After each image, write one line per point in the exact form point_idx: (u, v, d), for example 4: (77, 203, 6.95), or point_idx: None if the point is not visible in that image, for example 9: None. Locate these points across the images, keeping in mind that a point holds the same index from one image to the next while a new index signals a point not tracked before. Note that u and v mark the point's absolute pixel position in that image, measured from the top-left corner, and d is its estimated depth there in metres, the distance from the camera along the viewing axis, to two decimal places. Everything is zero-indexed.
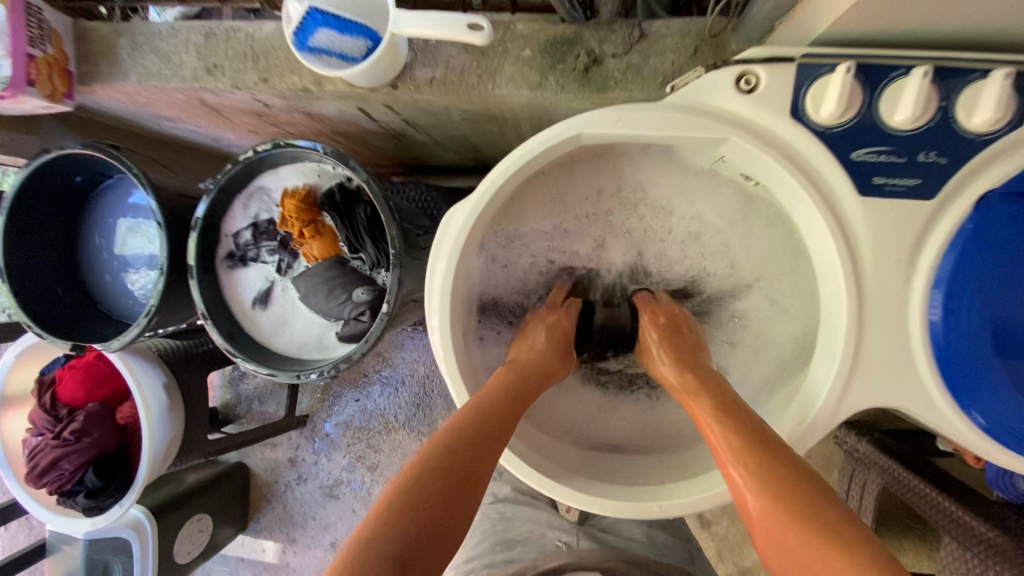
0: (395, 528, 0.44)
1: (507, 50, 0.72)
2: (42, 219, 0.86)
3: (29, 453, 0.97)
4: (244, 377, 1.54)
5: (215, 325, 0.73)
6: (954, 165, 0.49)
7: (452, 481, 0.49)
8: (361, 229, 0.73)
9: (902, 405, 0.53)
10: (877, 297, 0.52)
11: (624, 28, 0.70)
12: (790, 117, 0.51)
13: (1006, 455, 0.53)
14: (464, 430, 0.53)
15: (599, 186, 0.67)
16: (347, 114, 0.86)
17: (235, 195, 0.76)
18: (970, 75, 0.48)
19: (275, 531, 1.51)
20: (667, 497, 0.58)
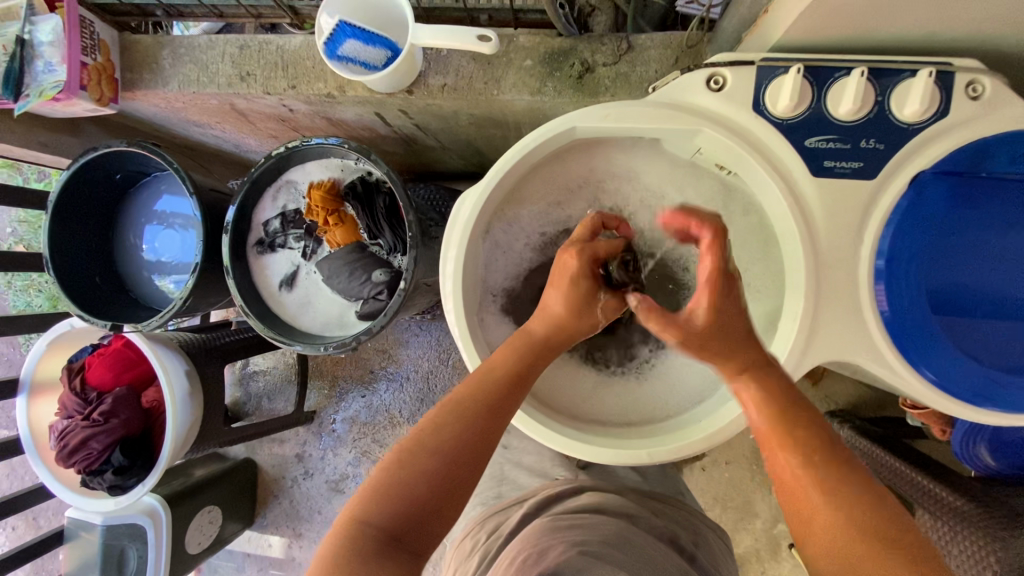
0: (388, 502, 0.51)
1: (510, 60, 0.81)
2: (83, 212, 0.94)
3: (58, 434, 1.04)
4: (253, 376, 1.54)
5: (248, 304, 0.82)
6: (891, 150, 0.58)
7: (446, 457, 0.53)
8: (380, 217, 0.84)
9: (861, 361, 0.60)
10: (832, 264, 0.60)
11: (613, 41, 0.80)
12: (752, 110, 0.61)
13: (958, 407, 0.59)
14: (452, 412, 0.55)
15: (590, 177, 0.76)
16: (365, 119, 0.95)
17: (265, 188, 0.86)
18: (900, 75, 0.58)
19: (282, 526, 1.48)
20: (654, 446, 0.67)
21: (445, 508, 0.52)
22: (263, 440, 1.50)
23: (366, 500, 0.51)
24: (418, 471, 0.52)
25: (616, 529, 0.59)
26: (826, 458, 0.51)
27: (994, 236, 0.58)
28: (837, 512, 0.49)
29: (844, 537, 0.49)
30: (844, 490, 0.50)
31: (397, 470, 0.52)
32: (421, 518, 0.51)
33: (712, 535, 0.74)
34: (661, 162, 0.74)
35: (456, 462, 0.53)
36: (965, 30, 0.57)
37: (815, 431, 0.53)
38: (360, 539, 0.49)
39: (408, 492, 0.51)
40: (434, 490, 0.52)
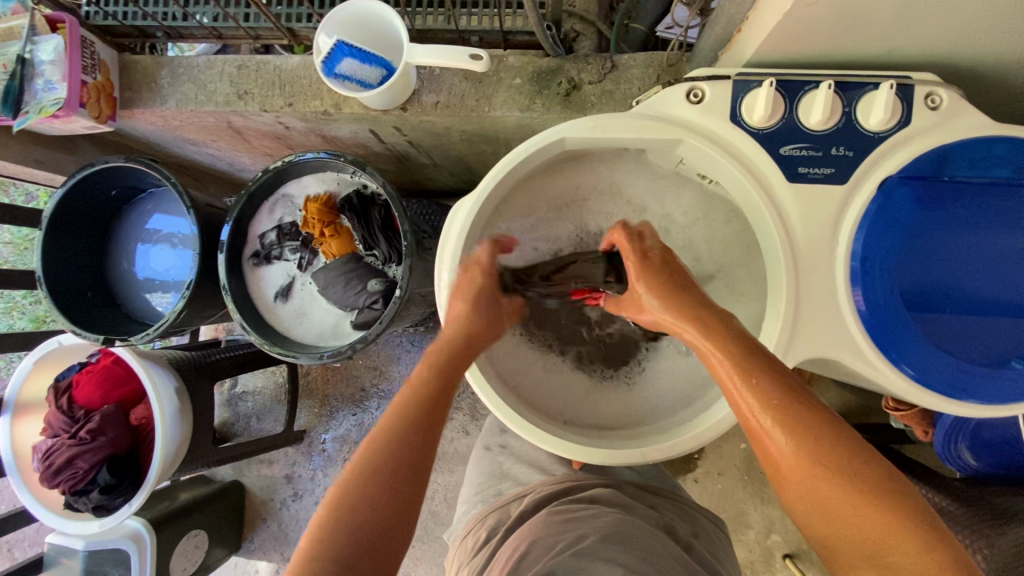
0: (338, 531, 0.50)
1: (501, 79, 0.85)
2: (76, 227, 0.95)
3: (44, 453, 1.02)
4: (242, 396, 1.52)
5: (245, 315, 0.83)
6: (860, 156, 0.62)
7: (384, 475, 0.53)
8: (376, 228, 0.86)
9: (841, 358, 0.62)
10: (809, 265, 0.63)
11: (598, 61, 0.84)
12: (730, 121, 0.65)
13: (937, 400, 0.61)
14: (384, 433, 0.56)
15: (577, 186, 0.79)
16: (360, 136, 0.98)
17: (262, 201, 0.88)
18: (864, 88, 0.62)
19: (270, 551, 1.44)
20: (647, 445, 0.69)
21: (400, 529, 0.52)
22: (251, 462, 1.47)
23: (315, 534, 0.50)
24: (362, 497, 0.52)
25: (611, 525, 0.61)
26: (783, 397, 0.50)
27: (960, 237, 0.61)
28: (802, 451, 0.47)
29: (810, 471, 0.46)
30: (805, 429, 0.47)
31: (343, 497, 0.52)
32: (373, 546, 0.50)
33: (705, 532, 0.75)
34: (645, 174, 0.78)
35: (397, 478, 0.54)
36: (921, 46, 0.62)
37: (773, 372, 0.51)
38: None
39: (355, 520, 0.51)
40: (382, 510, 0.52)
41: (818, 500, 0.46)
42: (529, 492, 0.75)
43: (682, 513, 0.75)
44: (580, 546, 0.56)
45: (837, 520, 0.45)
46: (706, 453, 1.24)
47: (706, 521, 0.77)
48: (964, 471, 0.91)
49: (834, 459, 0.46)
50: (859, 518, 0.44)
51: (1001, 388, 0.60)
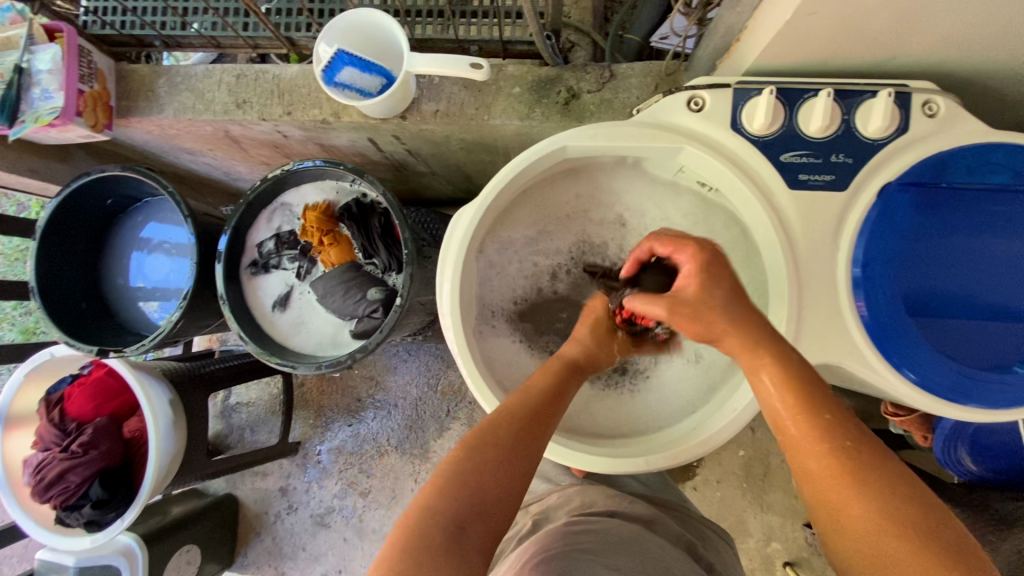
0: (455, 491, 0.49)
1: (500, 88, 0.86)
2: (70, 237, 0.94)
3: (34, 467, 1.00)
4: (236, 408, 1.50)
5: (243, 324, 0.83)
6: (859, 163, 0.63)
7: (506, 448, 0.52)
8: (376, 236, 0.86)
9: (843, 364, 0.63)
10: (811, 272, 0.63)
11: (597, 70, 0.85)
12: (730, 129, 0.65)
13: (940, 406, 0.61)
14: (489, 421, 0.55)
15: (578, 194, 0.79)
16: (358, 145, 0.98)
17: (260, 210, 0.88)
18: (863, 96, 0.63)
19: (264, 566, 1.41)
20: (651, 453, 0.69)
21: (504, 510, 0.50)
22: (245, 474, 1.45)
23: (434, 491, 0.49)
24: (484, 462, 0.51)
25: (624, 538, 0.62)
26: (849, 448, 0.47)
27: (959, 242, 0.62)
28: (869, 506, 0.44)
29: (878, 531, 0.43)
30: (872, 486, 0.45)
31: (462, 461, 0.51)
32: (489, 513, 0.49)
33: (708, 543, 0.75)
34: (645, 182, 0.78)
35: (516, 456, 0.52)
36: (917, 55, 0.63)
37: (840, 422, 0.49)
38: (422, 537, 0.46)
39: (476, 485, 0.49)
40: (498, 481, 0.50)
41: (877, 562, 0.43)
42: (535, 501, 0.82)
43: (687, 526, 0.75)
44: (594, 552, 0.56)
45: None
46: (706, 460, 1.24)
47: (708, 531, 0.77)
48: (963, 477, 0.91)
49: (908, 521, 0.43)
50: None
51: (1003, 393, 0.60)
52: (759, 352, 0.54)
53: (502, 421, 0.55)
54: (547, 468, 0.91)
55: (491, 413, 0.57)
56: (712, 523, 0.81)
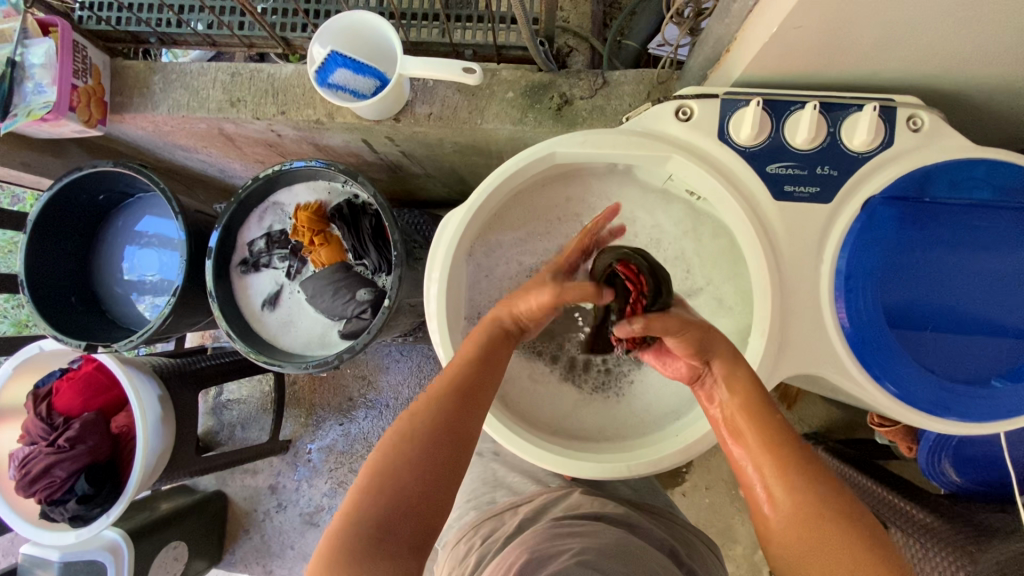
0: (377, 496, 0.50)
1: (493, 93, 0.86)
2: (61, 232, 0.94)
3: (21, 460, 1.00)
4: (227, 405, 1.50)
5: (231, 322, 0.83)
6: (844, 176, 0.63)
7: (427, 439, 0.53)
8: (366, 237, 0.85)
9: (824, 375, 0.63)
10: (795, 283, 0.64)
11: (590, 77, 0.85)
12: (717, 138, 0.66)
13: (919, 418, 0.61)
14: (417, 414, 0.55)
15: (568, 197, 0.80)
16: (352, 145, 0.99)
17: (252, 208, 0.88)
18: (849, 109, 0.64)
19: (251, 564, 1.41)
20: (633, 459, 0.69)
21: (434, 502, 0.51)
22: (235, 471, 1.45)
23: (355, 496, 0.50)
24: (404, 460, 0.52)
25: (609, 542, 0.62)
26: (791, 454, 0.51)
27: (941, 256, 0.62)
28: (804, 499, 0.49)
29: (812, 526, 0.48)
30: (806, 481, 0.50)
31: (382, 461, 0.52)
32: (414, 510, 0.50)
33: (692, 548, 0.76)
34: (635, 189, 0.79)
35: (438, 451, 0.53)
36: (902, 71, 0.63)
37: (786, 429, 0.53)
38: (345, 548, 0.47)
39: (397, 485, 0.51)
40: (423, 476, 0.51)
41: (807, 549, 0.48)
42: (523, 502, 0.81)
43: (671, 534, 0.76)
44: (585, 554, 0.58)
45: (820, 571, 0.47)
46: (694, 466, 1.24)
47: (694, 540, 0.78)
48: (947, 487, 0.92)
49: (832, 509, 0.48)
50: (835, 548, 0.47)
51: (979, 407, 0.61)
52: (733, 371, 0.57)
53: (420, 417, 0.54)
54: (534, 472, 0.92)
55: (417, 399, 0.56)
56: (700, 532, 0.82)
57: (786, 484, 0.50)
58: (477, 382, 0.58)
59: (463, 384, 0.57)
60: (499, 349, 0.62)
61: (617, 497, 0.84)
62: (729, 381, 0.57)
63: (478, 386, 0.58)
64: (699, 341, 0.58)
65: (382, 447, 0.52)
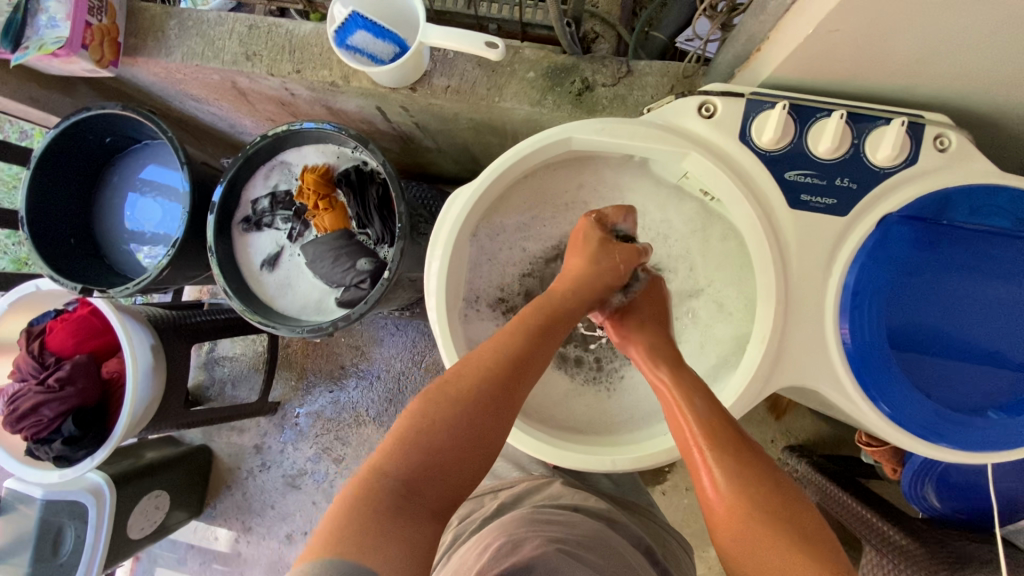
0: (408, 453, 0.50)
1: (514, 70, 0.84)
2: (65, 172, 0.93)
3: (9, 396, 1.01)
4: (219, 361, 1.51)
5: (227, 279, 0.82)
6: (863, 190, 0.62)
7: (471, 404, 0.54)
8: (372, 206, 0.84)
9: (818, 389, 0.63)
10: (800, 294, 0.63)
11: (614, 65, 0.84)
12: (738, 139, 0.64)
13: (911, 441, 0.60)
14: (456, 385, 0.55)
15: (577, 182, 0.79)
16: (365, 112, 0.97)
17: (258, 166, 0.86)
18: (876, 122, 0.62)
19: (231, 519, 1.43)
20: (619, 454, 0.69)
21: (462, 472, 0.52)
22: (222, 427, 1.46)
23: (388, 452, 0.51)
24: (443, 420, 0.52)
25: (584, 535, 0.64)
26: (737, 457, 0.55)
27: (952, 280, 0.61)
28: (743, 492, 0.53)
29: (751, 518, 0.52)
30: (746, 473, 0.54)
31: (420, 420, 0.52)
32: (443, 473, 0.51)
33: (666, 547, 0.77)
34: (647, 182, 0.78)
35: (477, 421, 0.53)
36: (935, 87, 0.61)
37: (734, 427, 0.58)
38: (374, 501, 0.47)
39: (432, 444, 0.51)
40: (458, 439, 0.52)
41: (744, 545, 0.52)
42: (504, 488, 0.83)
43: (650, 532, 0.78)
44: (564, 543, 0.61)
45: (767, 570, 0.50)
46: (677, 467, 1.25)
47: (672, 541, 0.80)
48: (926, 512, 0.92)
49: (772, 511, 0.52)
50: (772, 541, 0.51)
51: (973, 436, 0.60)
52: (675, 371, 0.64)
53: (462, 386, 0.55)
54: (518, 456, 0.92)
55: (454, 369, 0.57)
56: (677, 532, 0.82)
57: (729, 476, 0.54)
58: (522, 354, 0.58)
59: (515, 356, 0.58)
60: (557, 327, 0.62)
61: (595, 488, 0.84)
62: (672, 379, 0.63)
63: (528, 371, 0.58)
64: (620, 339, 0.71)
65: (418, 404, 0.53)
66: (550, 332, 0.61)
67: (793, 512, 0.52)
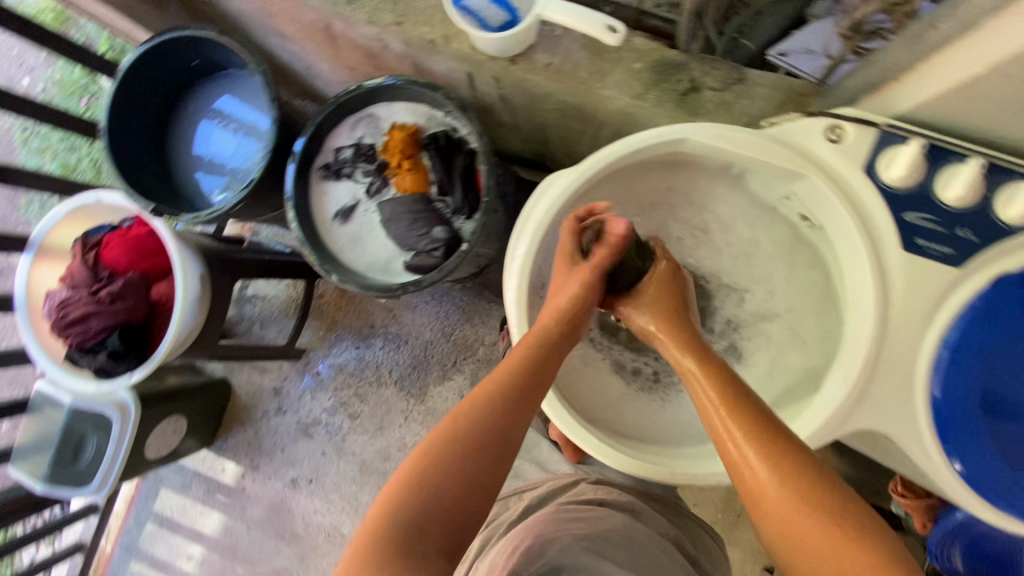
0: (415, 497, 0.50)
1: (620, 59, 0.81)
2: (149, 89, 0.93)
3: (59, 302, 1.01)
4: (250, 300, 1.51)
5: (302, 224, 0.82)
6: (984, 245, 0.59)
7: (474, 442, 0.53)
8: (456, 174, 0.83)
9: (893, 436, 0.62)
10: (895, 339, 0.61)
11: (726, 69, 0.80)
12: (862, 170, 0.62)
13: (982, 507, 0.59)
14: (460, 425, 0.54)
15: (670, 184, 0.77)
16: (453, 76, 0.94)
17: (348, 115, 0.85)
18: (1012, 175, 0.58)
19: (240, 455, 1.45)
20: (677, 467, 0.68)
21: (470, 513, 0.51)
22: (244, 365, 1.47)
23: (393, 496, 0.51)
24: (447, 462, 0.51)
25: (612, 529, 0.66)
26: (776, 449, 0.52)
27: None
28: (787, 483, 0.50)
29: (794, 511, 0.49)
30: (791, 467, 0.51)
31: (425, 461, 0.52)
32: (449, 517, 0.50)
33: (698, 540, 0.79)
34: (742, 198, 0.76)
35: (481, 460, 0.52)
36: None
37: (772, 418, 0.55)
38: (381, 544, 0.48)
39: (439, 488, 0.50)
40: (460, 482, 0.51)
41: (789, 538, 0.49)
42: (528, 488, 0.84)
43: (683, 523, 0.80)
44: (586, 539, 0.63)
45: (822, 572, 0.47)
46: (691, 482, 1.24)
47: (703, 532, 0.81)
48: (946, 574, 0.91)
49: (820, 505, 0.49)
50: (819, 537, 0.48)
51: None
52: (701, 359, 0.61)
53: (467, 425, 0.54)
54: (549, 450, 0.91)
55: (456, 408, 0.56)
56: (704, 520, 0.83)
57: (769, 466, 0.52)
58: (524, 389, 0.57)
59: (516, 393, 0.56)
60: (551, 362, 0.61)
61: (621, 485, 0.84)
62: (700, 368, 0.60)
63: (528, 407, 0.57)
64: (646, 329, 0.69)
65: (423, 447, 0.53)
66: (547, 364, 0.60)
67: (842, 505, 0.49)
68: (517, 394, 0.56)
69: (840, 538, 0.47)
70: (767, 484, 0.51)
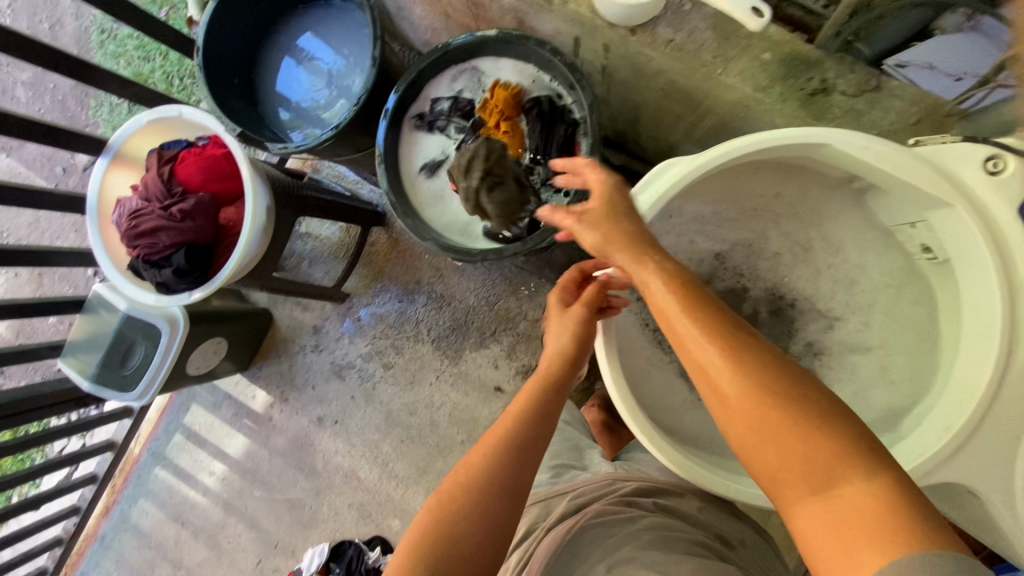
0: (429, 547, 0.49)
1: (749, 46, 0.75)
2: (250, 9, 0.92)
3: (130, 211, 1.02)
4: (302, 237, 1.51)
5: (389, 172, 0.81)
6: None
7: (486, 485, 0.53)
8: (555, 144, 0.78)
9: (986, 495, 0.58)
10: (1012, 396, 0.56)
11: (864, 73, 0.74)
12: (1016, 210, 0.56)
13: None
14: (469, 472, 0.54)
15: (778, 191, 0.75)
16: (558, 38, 0.89)
17: (451, 66, 0.83)
18: None
19: (272, 385, 1.48)
20: (743, 483, 0.64)
21: (485, 555, 0.51)
22: (288, 299, 1.49)
23: (408, 547, 0.50)
24: (460, 509, 0.51)
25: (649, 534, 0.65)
26: (729, 347, 0.46)
27: None
28: (749, 385, 0.44)
29: (760, 413, 0.44)
30: (755, 365, 0.45)
31: (440, 509, 0.52)
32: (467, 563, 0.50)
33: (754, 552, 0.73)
34: (856, 218, 0.73)
35: (492, 500, 0.52)
36: None
37: (727, 319, 0.48)
38: None
39: (457, 537, 0.50)
40: (476, 527, 0.51)
41: (761, 446, 0.44)
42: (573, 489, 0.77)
43: (734, 523, 0.75)
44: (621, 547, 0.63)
45: (797, 479, 0.42)
46: None
47: (750, 530, 0.76)
48: None
49: (786, 401, 0.43)
50: (802, 446, 0.42)
51: None
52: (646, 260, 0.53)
53: (476, 470, 0.54)
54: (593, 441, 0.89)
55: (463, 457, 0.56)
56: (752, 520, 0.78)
57: (730, 366, 0.45)
58: (531, 435, 0.57)
59: (522, 434, 0.57)
60: (553, 404, 0.61)
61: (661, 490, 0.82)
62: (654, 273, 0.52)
63: (535, 450, 0.57)
64: (597, 244, 0.57)
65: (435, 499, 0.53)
66: (551, 406, 0.60)
67: (814, 403, 0.43)
68: (521, 437, 0.56)
69: (819, 444, 0.42)
70: (731, 391, 0.45)
